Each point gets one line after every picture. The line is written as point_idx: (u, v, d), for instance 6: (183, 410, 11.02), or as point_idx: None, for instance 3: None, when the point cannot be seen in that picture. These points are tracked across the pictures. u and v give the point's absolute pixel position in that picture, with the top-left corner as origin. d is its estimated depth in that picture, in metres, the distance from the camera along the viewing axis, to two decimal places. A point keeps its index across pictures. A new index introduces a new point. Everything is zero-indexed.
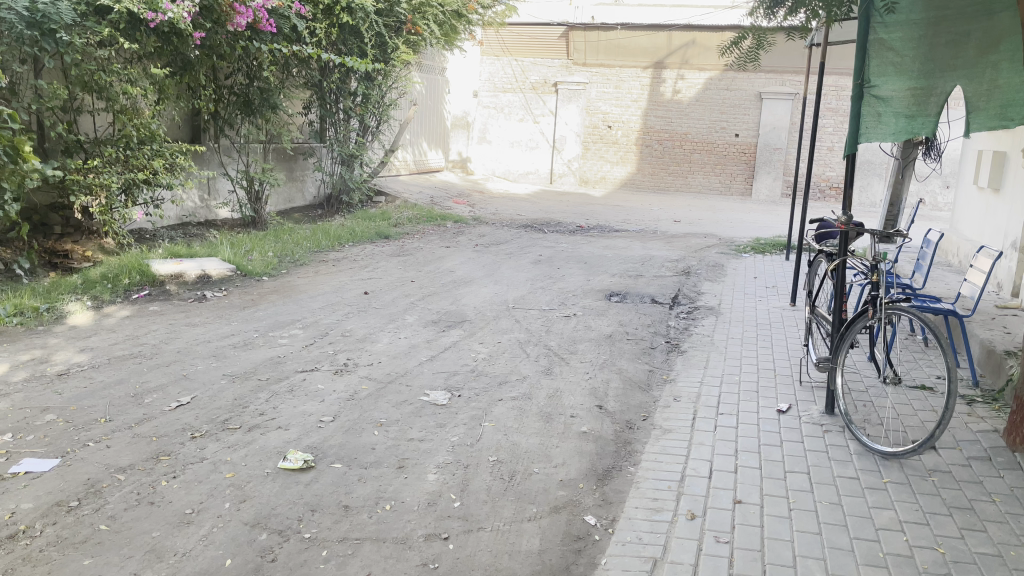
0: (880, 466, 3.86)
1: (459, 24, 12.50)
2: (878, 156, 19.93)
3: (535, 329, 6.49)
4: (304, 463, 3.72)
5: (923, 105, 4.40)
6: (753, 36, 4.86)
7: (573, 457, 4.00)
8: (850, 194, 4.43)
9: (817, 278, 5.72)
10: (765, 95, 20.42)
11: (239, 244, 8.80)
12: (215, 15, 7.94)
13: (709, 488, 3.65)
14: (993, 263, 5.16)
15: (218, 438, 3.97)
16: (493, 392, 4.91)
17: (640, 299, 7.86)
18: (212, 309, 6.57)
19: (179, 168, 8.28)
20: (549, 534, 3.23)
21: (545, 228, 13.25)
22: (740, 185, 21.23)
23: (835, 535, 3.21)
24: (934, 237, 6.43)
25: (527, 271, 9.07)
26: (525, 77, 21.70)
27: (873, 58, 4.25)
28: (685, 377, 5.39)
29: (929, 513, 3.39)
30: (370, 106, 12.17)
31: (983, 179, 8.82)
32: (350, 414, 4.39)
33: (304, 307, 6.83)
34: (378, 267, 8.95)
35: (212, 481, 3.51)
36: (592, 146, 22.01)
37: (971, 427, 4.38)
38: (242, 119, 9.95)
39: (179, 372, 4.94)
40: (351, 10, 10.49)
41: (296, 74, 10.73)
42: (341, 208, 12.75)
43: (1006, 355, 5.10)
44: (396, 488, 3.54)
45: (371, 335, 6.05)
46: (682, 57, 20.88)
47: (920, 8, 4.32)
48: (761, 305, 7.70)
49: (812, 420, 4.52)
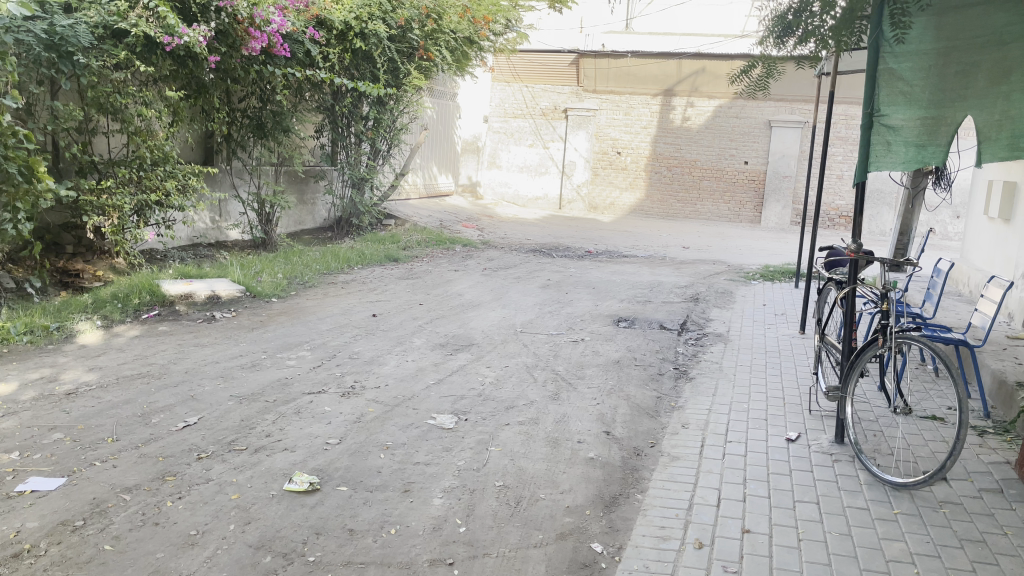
0: (890, 497, 3.82)
1: (470, 50, 12.59)
2: (888, 184, 19.94)
3: (542, 354, 6.48)
4: (309, 486, 3.71)
5: (933, 134, 4.43)
6: (763, 66, 4.95)
7: (580, 483, 3.98)
8: (860, 222, 4.38)
9: (826, 306, 5.68)
10: (775, 123, 20.48)
11: (249, 266, 8.83)
12: (230, 40, 8.09)
13: (717, 517, 3.62)
14: (1005, 293, 5.13)
15: (224, 460, 3.96)
16: (500, 416, 4.89)
17: (649, 325, 7.86)
18: (221, 330, 6.59)
19: (191, 190, 8.39)
20: (556, 561, 3.20)
21: (554, 253, 13.28)
22: (750, 212, 21.22)
23: (845, 566, 3.17)
24: (945, 266, 6.40)
25: (535, 296, 9.09)
26: (535, 103, 21.91)
27: (882, 88, 4.48)
28: (693, 404, 5.36)
29: (941, 546, 3.34)
30: (382, 130, 12.31)
31: (995, 208, 8.79)
32: (356, 437, 4.38)
33: (312, 329, 6.84)
34: (387, 289, 8.97)
35: (217, 503, 3.50)
36: (601, 172, 22.10)
37: (982, 458, 4.34)
38: (254, 142, 10.01)
39: (187, 393, 4.94)
40: (364, 36, 10.64)
41: (309, 99, 10.80)
42: (351, 230, 12.81)
43: (1018, 387, 5.06)
44: (401, 512, 3.52)
45: (378, 357, 6.05)
46: (692, 85, 20.95)
47: (931, 38, 4.41)
48: (771, 333, 7.68)
49: (822, 449, 4.49)
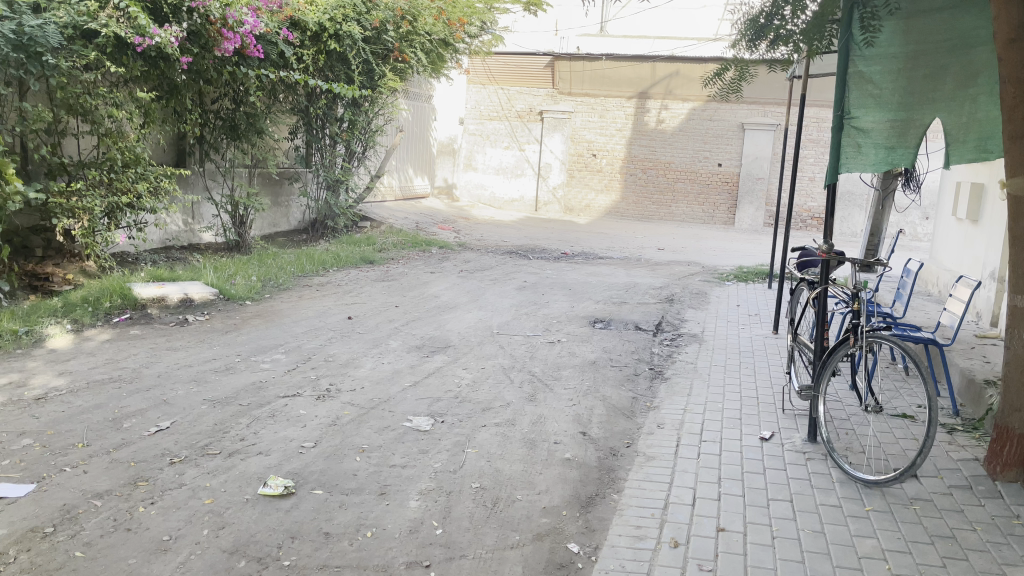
0: (862, 494, 3.86)
1: (446, 52, 12.62)
2: (858, 186, 20.22)
3: (519, 355, 6.49)
4: (284, 489, 3.68)
5: (903, 136, 4.55)
6: (736, 68, 4.98)
7: (557, 483, 3.99)
8: (831, 223, 4.44)
9: (798, 306, 5.75)
10: (747, 126, 20.72)
11: (222, 269, 8.74)
12: (203, 40, 8.03)
13: (693, 516, 3.64)
14: (972, 293, 5.22)
15: (198, 464, 3.92)
16: (477, 418, 4.90)
17: (625, 326, 7.89)
18: (194, 334, 6.52)
19: (163, 192, 8.28)
20: (532, 562, 3.21)
21: (530, 255, 13.32)
22: (723, 214, 21.42)
23: (818, 563, 3.21)
24: (914, 266, 6.50)
25: (511, 297, 9.11)
26: (510, 105, 21.95)
27: (853, 90, 4.49)
28: (669, 404, 5.40)
29: (911, 542, 3.39)
30: (357, 132, 12.26)
31: (963, 210, 8.93)
32: (332, 440, 4.35)
33: (286, 332, 6.79)
34: (362, 292, 8.94)
35: (190, 508, 3.46)
36: (577, 174, 22.20)
37: (952, 455, 4.41)
38: (228, 143, 9.93)
39: (160, 397, 4.88)
40: (339, 38, 10.61)
41: (282, 100, 10.69)
42: (326, 233, 12.73)
43: (986, 384, 5.15)
44: (378, 515, 3.51)
45: (354, 360, 6.03)
46: (666, 88, 21.08)
47: (899, 42, 4.49)
48: (744, 333, 7.76)
49: (795, 448, 4.53)
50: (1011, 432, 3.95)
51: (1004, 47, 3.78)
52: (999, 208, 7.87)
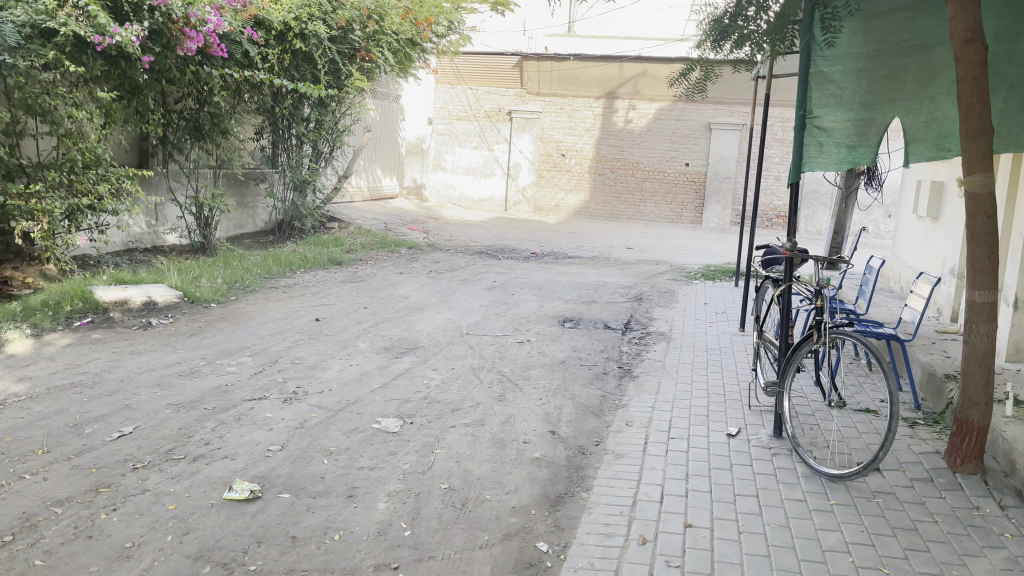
0: (827, 488, 3.92)
1: (413, 52, 12.56)
2: (823, 185, 20.51)
3: (488, 355, 6.49)
4: (250, 493, 3.64)
5: (864, 135, 4.64)
6: (701, 68, 5.05)
7: (526, 483, 3.99)
8: (794, 222, 4.48)
9: (764, 303, 5.81)
10: (714, 126, 20.92)
11: (186, 271, 8.62)
12: (164, 39, 7.90)
13: (661, 513, 3.67)
14: (932, 288, 5.33)
15: (161, 469, 3.86)
16: (446, 419, 4.88)
17: (594, 325, 7.92)
18: (158, 337, 6.42)
19: (125, 193, 8.15)
20: (501, 561, 3.20)
21: (500, 255, 13.31)
22: (691, 212, 21.61)
23: (783, 557, 3.25)
24: (876, 263, 6.61)
25: (481, 297, 9.11)
26: (479, 105, 21.95)
27: (815, 90, 4.54)
28: (637, 402, 5.43)
29: (874, 535, 3.44)
30: (324, 132, 12.17)
31: (923, 207, 9.10)
32: (299, 443, 4.31)
33: (253, 334, 6.71)
34: (330, 293, 8.87)
35: (154, 514, 3.41)
36: (546, 174, 22.24)
37: (914, 448, 4.49)
38: (191, 144, 9.79)
39: (122, 402, 4.80)
40: (304, 37, 10.52)
41: (247, 100, 10.57)
42: (293, 234, 12.62)
43: (946, 378, 5.25)
44: (345, 518, 3.48)
45: (322, 362, 5.98)
46: (634, 88, 21.21)
47: (859, 43, 4.57)
48: (712, 330, 7.83)
49: (761, 443, 4.59)
50: (970, 425, 4.04)
51: (960, 48, 3.86)
52: (957, 206, 8.03)
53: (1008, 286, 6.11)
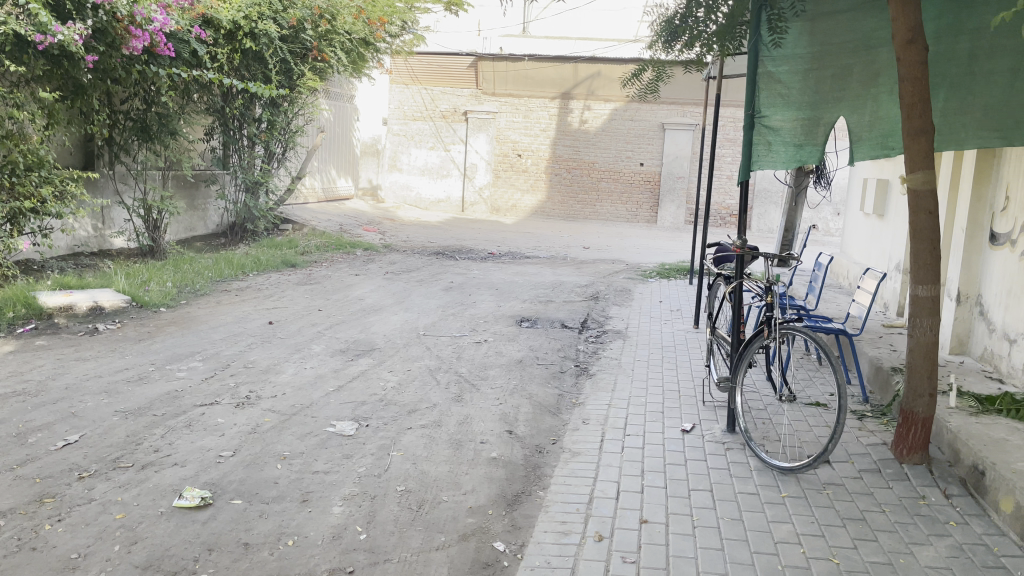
0: (778, 481, 3.99)
1: (367, 52, 12.47)
2: (774, 184, 20.88)
3: (445, 356, 6.46)
4: (201, 501, 3.57)
5: (811, 134, 4.71)
6: (653, 69, 5.15)
7: (483, 483, 3.98)
8: (745, 219, 4.54)
9: (717, 301, 5.90)
10: (667, 126, 21.17)
11: (135, 275, 8.44)
12: (108, 38, 7.68)
13: (616, 509, 3.69)
14: (879, 284, 5.45)
15: (109, 478, 3.77)
16: (402, 421, 4.85)
17: (551, 324, 7.94)
18: (105, 343, 6.27)
19: (69, 195, 7.95)
20: (458, 562, 3.19)
21: (457, 255, 13.28)
22: (647, 212, 21.83)
23: (736, 550, 3.29)
24: (825, 260, 6.76)
25: (438, 298, 9.07)
26: (434, 105, 21.84)
27: (763, 90, 4.64)
28: (594, 400, 5.46)
29: (824, 526, 3.51)
30: (276, 132, 12.02)
31: (869, 204, 9.31)
32: (251, 448, 4.24)
33: (204, 339, 6.59)
34: (284, 296, 8.76)
35: (101, 523, 3.33)
36: (502, 174, 22.25)
37: (862, 440, 4.59)
38: (139, 145, 9.58)
39: (67, 410, 4.68)
40: (254, 36, 10.37)
41: (196, 100, 10.39)
42: (245, 237, 12.44)
43: (893, 371, 5.39)
44: (299, 523, 3.44)
45: (275, 366, 5.90)
46: (588, 88, 21.34)
47: (805, 44, 4.66)
48: (667, 328, 7.92)
49: (714, 438, 4.65)
50: (915, 416, 4.15)
51: (902, 48, 3.96)
52: (903, 203, 8.23)
53: (951, 281, 6.30)
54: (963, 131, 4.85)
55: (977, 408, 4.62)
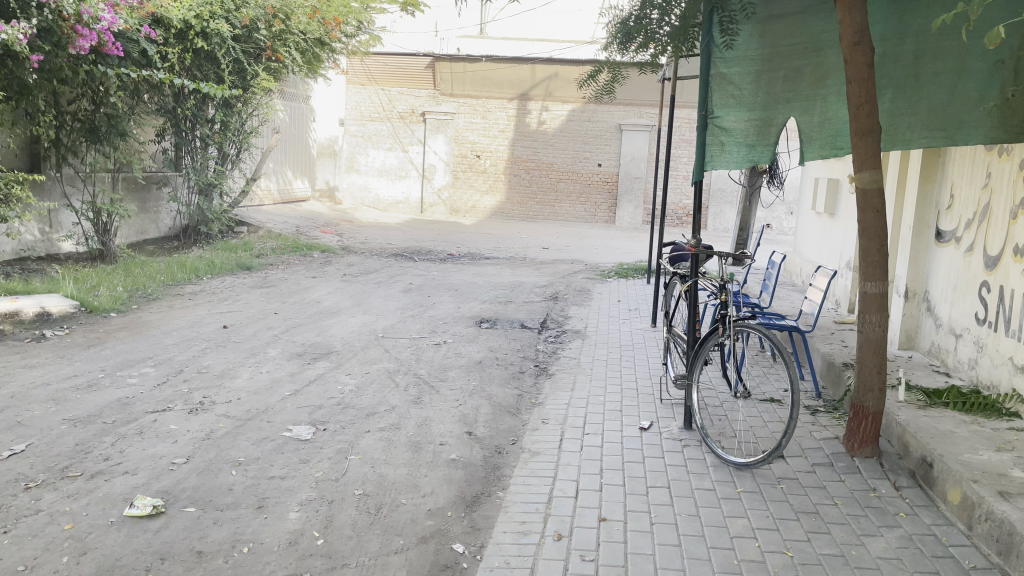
0: (734, 477, 4.05)
1: (322, 52, 12.36)
2: (729, 184, 21.17)
3: (404, 358, 6.42)
4: (153, 509, 3.49)
5: (763, 134, 4.80)
6: (609, 70, 5.21)
7: (442, 485, 3.97)
8: (699, 219, 4.61)
9: (673, 298, 5.97)
10: (624, 127, 21.41)
11: (84, 279, 8.24)
12: (55, 37, 7.54)
13: (575, 508, 3.71)
14: (830, 281, 5.57)
15: (57, 488, 3.67)
16: (360, 424, 4.80)
17: (510, 325, 7.95)
18: (52, 350, 6.11)
19: (14, 199, 7.70)
20: (416, 565, 3.18)
21: (415, 257, 13.21)
22: (605, 212, 22.00)
23: (693, 545, 3.33)
24: (778, 258, 6.87)
25: (396, 300, 9.01)
26: (391, 106, 21.77)
27: (715, 91, 4.74)
28: (553, 400, 5.48)
29: (779, 519, 3.57)
30: (229, 133, 11.85)
31: (820, 203, 9.50)
32: (205, 454, 4.17)
33: (156, 344, 6.45)
34: (239, 299, 8.63)
35: (48, 535, 3.24)
36: (461, 175, 22.19)
37: (815, 435, 4.68)
38: (87, 147, 9.36)
39: (13, 419, 4.54)
40: (206, 36, 10.20)
41: (147, 100, 10.20)
42: (199, 239, 12.24)
43: (844, 366, 5.50)
44: (255, 529, 3.39)
45: (230, 370, 5.81)
46: (546, 89, 21.43)
47: (756, 45, 4.76)
48: (625, 327, 7.98)
49: (672, 435, 4.70)
50: (866, 410, 4.23)
51: (848, 49, 4.04)
52: (852, 202, 8.42)
53: (899, 279, 6.45)
54: (909, 131, 4.93)
55: (924, 401, 4.74)
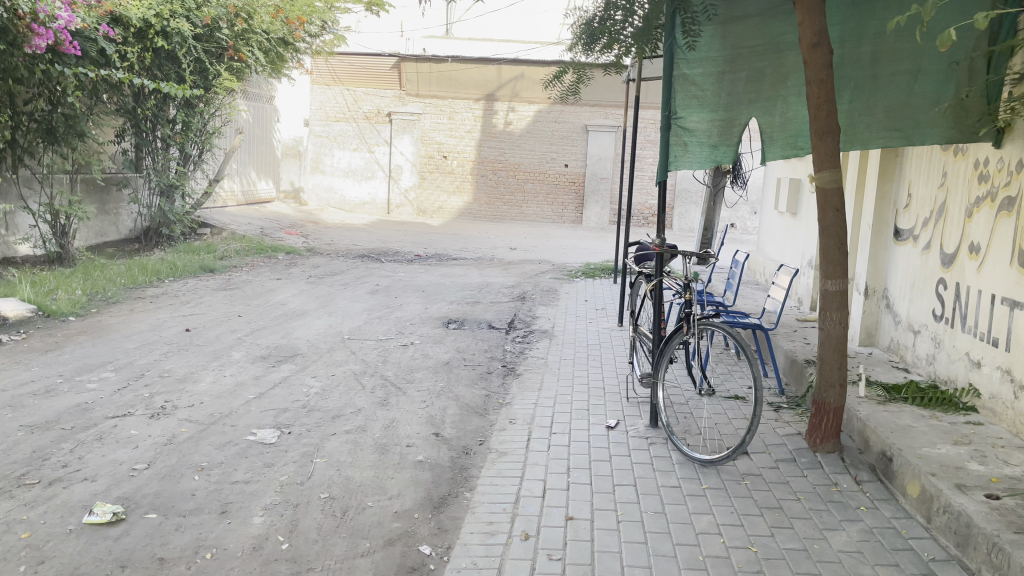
0: (699, 474, 4.09)
1: (286, 52, 12.24)
2: (694, 184, 21.38)
3: (370, 360, 6.39)
4: (113, 516, 3.43)
5: (725, 134, 4.83)
6: (574, 70, 5.16)
7: (409, 487, 3.95)
8: (663, 219, 4.65)
9: (639, 298, 6.01)
10: (590, 127, 21.49)
11: (41, 283, 8.06)
12: (10, 36, 7.35)
13: (542, 507, 3.72)
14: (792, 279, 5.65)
15: (13, 496, 3.59)
16: (326, 427, 4.77)
17: (477, 326, 7.94)
18: (8, 355, 5.97)
19: None
20: (382, 568, 3.16)
21: (382, 258, 13.14)
22: (571, 213, 22.10)
23: (659, 542, 3.36)
24: (742, 258, 6.96)
25: (363, 301, 8.95)
26: (357, 107, 21.54)
27: (678, 92, 4.78)
28: (520, 400, 5.48)
29: (743, 515, 3.62)
30: (191, 134, 11.69)
31: (783, 203, 9.63)
32: (167, 460, 4.11)
33: (116, 348, 6.34)
34: (202, 302, 8.51)
35: (4, 544, 3.16)
36: (428, 176, 22.11)
37: (778, 431, 4.74)
38: (44, 148, 9.16)
39: None
40: (167, 35, 10.06)
41: (106, 100, 10.02)
42: (161, 242, 12.05)
43: (806, 363, 5.58)
44: (218, 535, 3.35)
45: (193, 374, 5.73)
46: (513, 90, 21.47)
47: (718, 47, 4.84)
48: (592, 326, 8.02)
49: (638, 434, 4.73)
50: (827, 406, 4.30)
51: (807, 51, 4.11)
52: (813, 202, 8.55)
53: (859, 276, 6.57)
54: (867, 132, 5.05)
55: (884, 397, 4.83)
